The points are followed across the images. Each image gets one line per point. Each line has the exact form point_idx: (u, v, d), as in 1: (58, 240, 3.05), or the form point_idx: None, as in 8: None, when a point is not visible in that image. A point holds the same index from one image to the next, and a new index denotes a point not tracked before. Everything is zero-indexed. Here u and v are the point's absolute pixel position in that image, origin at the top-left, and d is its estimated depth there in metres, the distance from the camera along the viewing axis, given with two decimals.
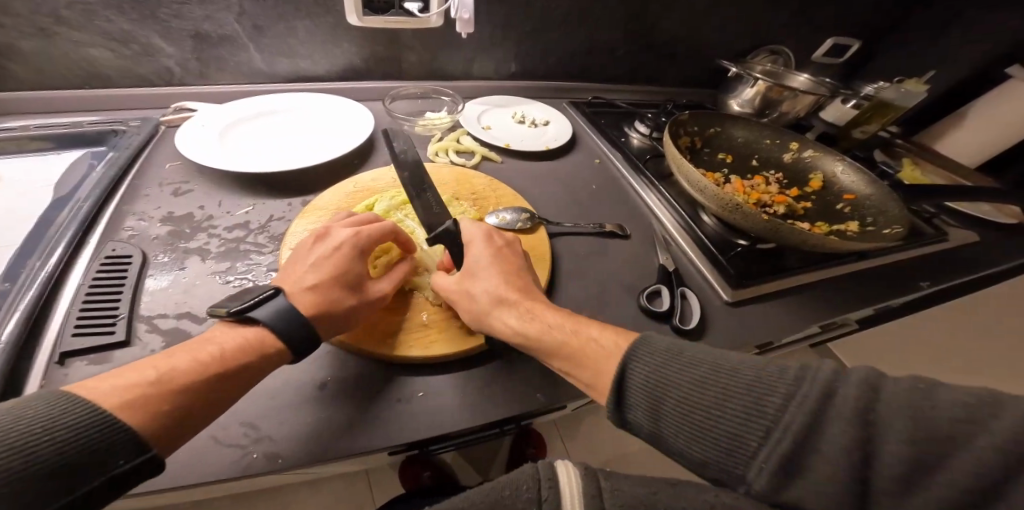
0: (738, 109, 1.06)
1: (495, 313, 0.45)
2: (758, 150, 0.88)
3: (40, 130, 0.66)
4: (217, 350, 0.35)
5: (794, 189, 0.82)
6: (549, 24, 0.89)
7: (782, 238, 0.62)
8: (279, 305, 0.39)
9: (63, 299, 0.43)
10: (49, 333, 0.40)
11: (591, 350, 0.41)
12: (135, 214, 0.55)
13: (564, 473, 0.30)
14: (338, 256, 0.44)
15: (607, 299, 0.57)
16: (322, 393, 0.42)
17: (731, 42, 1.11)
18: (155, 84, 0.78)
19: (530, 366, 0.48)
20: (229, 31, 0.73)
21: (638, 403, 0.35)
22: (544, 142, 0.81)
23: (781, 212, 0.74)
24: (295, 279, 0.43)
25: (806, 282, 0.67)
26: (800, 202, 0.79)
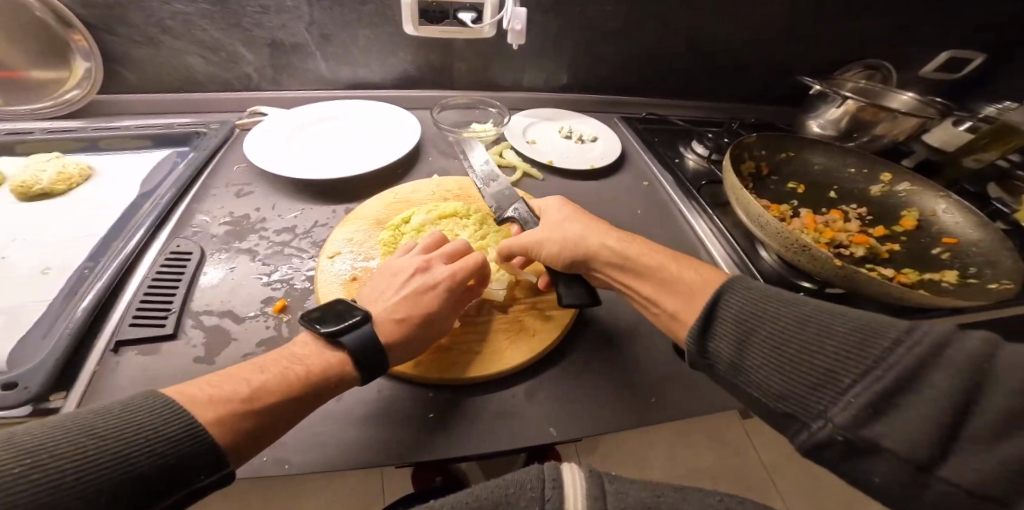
0: (819, 130, 0.94)
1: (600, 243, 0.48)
2: (839, 181, 0.78)
3: (143, 131, 0.76)
4: (302, 371, 0.36)
5: (880, 226, 0.71)
6: (606, 34, 0.86)
7: (856, 287, 0.54)
8: (365, 330, 0.40)
9: (129, 288, 0.48)
10: (112, 319, 0.44)
11: (667, 275, 0.44)
12: (202, 212, 0.60)
13: (568, 475, 0.28)
14: (431, 294, 0.45)
15: (639, 336, 0.54)
16: (338, 403, 0.43)
17: (815, 54, 1.00)
18: (235, 90, 0.86)
19: (545, 398, 0.46)
20: (299, 39, 0.78)
21: (723, 334, 0.35)
22: (590, 159, 0.78)
23: (859, 253, 0.65)
24: (384, 308, 0.44)
25: None
26: (885, 243, 0.69)
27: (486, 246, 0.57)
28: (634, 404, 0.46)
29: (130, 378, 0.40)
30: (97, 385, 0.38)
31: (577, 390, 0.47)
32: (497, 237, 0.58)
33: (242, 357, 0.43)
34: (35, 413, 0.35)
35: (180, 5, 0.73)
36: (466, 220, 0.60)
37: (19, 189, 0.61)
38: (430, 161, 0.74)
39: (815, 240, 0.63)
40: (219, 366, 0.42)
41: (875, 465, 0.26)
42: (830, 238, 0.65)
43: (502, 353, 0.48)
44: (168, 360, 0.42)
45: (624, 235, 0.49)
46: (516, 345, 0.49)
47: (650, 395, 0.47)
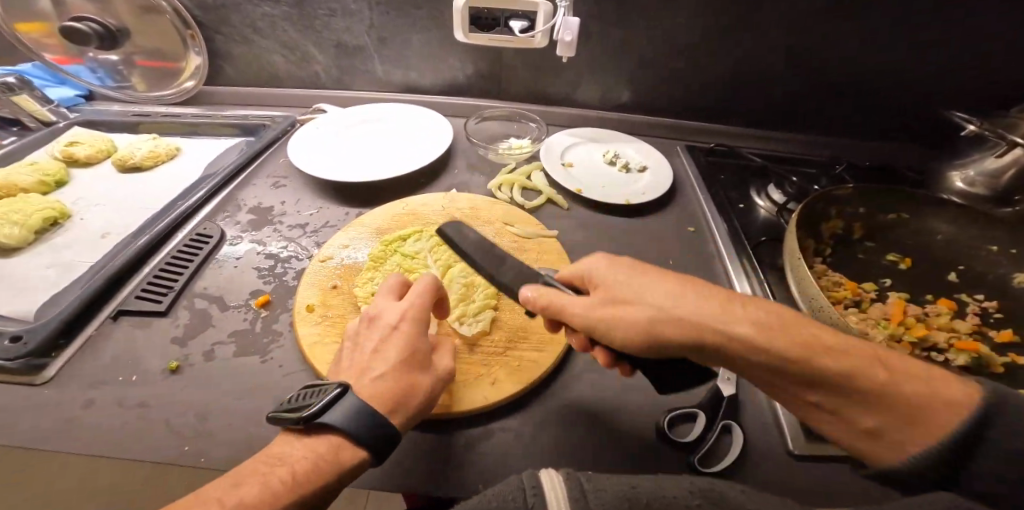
0: (968, 187, 0.69)
1: (712, 326, 0.32)
2: (965, 260, 0.58)
3: (230, 119, 0.87)
4: (286, 475, 0.31)
5: (1012, 331, 0.50)
6: (672, 51, 0.78)
7: None
8: (351, 404, 0.35)
9: (154, 259, 0.57)
10: (126, 287, 0.53)
11: (781, 332, 0.31)
12: (239, 200, 0.66)
13: (548, 484, 0.23)
14: (398, 335, 0.42)
15: (618, 406, 0.46)
16: (276, 409, 0.43)
17: (966, 86, 0.77)
18: (307, 86, 0.93)
19: (488, 452, 0.42)
20: (361, 42, 0.82)
21: (890, 420, 0.29)
22: (625, 194, 0.68)
23: (959, 363, 0.46)
24: (360, 373, 0.39)
25: None
26: (1009, 353, 0.48)
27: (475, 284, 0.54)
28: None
29: (118, 346, 0.47)
30: (86, 348, 0.47)
31: (521, 450, 0.42)
32: None
33: (210, 345, 0.48)
34: (30, 365, 0.44)
35: (267, 8, 0.81)
36: None
37: (119, 160, 0.74)
38: (455, 173, 0.72)
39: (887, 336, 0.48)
40: (188, 349, 0.47)
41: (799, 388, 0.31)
42: (920, 336, 0.48)
43: (452, 398, 0.44)
44: (150, 336, 0.48)
45: (672, 291, 0.35)
46: (472, 391, 0.45)
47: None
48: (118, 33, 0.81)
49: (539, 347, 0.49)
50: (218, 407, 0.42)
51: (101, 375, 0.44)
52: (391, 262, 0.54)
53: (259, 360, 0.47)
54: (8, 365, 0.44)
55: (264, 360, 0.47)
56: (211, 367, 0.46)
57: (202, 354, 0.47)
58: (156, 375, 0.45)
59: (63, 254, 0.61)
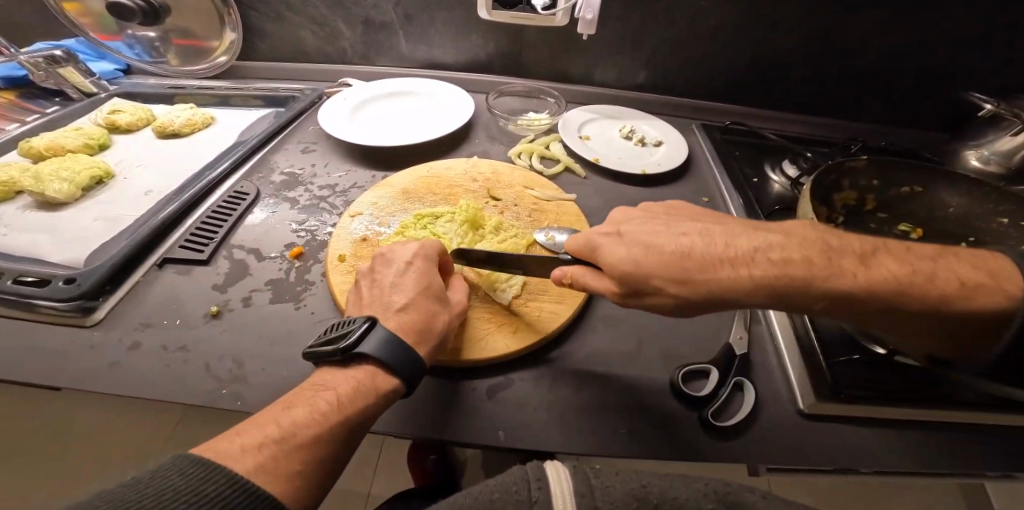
0: (978, 165, 0.70)
1: (728, 296, 0.35)
2: (975, 233, 0.59)
3: (259, 91, 0.90)
4: (331, 397, 0.34)
5: None
6: (692, 30, 0.79)
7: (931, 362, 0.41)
8: (380, 337, 0.37)
9: (195, 213, 0.61)
10: (171, 238, 0.57)
11: (784, 284, 0.34)
12: (271, 163, 0.69)
13: (554, 478, 0.21)
14: (413, 276, 0.45)
15: (632, 362, 0.48)
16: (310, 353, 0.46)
17: (983, 73, 0.78)
18: (333, 62, 0.96)
19: (507, 399, 0.44)
20: (388, 18, 0.86)
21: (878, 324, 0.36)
22: (642, 165, 0.70)
23: None
24: (382, 313, 0.41)
25: (941, 425, 0.45)
26: None
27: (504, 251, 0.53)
28: (600, 431, 0.42)
29: (162, 291, 0.51)
30: (135, 292, 0.50)
31: (537, 399, 0.44)
32: (515, 242, 0.54)
33: (249, 292, 0.51)
34: (82, 305, 0.48)
35: None
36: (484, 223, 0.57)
37: (158, 127, 0.79)
38: (476, 142, 0.74)
39: None
40: (227, 295, 0.51)
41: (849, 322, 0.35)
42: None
43: (478, 344, 0.46)
44: (192, 283, 0.52)
45: (694, 249, 0.37)
46: (494, 336, 0.47)
47: (620, 426, 0.42)
48: (160, 10, 0.83)
49: (559, 299, 0.51)
50: (256, 348, 0.45)
51: (150, 314, 0.48)
52: (411, 224, 0.56)
53: (294, 306, 0.50)
54: (62, 304, 0.47)
55: (298, 307, 0.50)
56: (250, 313, 0.49)
57: (241, 300, 0.50)
58: (198, 318, 0.48)
59: (108, 209, 0.64)
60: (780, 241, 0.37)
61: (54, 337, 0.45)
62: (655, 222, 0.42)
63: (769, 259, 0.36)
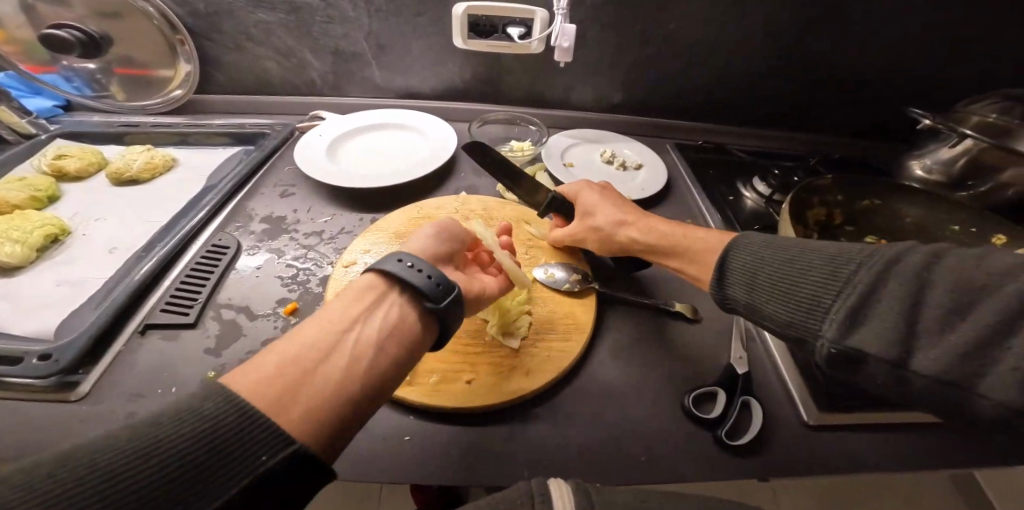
0: (922, 173, 0.76)
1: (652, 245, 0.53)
2: (933, 240, 0.64)
3: (222, 129, 0.85)
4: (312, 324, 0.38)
5: None
6: (661, 53, 0.83)
7: None
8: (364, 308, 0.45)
9: (175, 270, 0.57)
10: (150, 300, 0.53)
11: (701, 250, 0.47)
12: (248, 210, 0.66)
13: (558, 495, 0.26)
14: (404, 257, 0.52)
15: (644, 389, 0.49)
16: None
17: (920, 85, 0.86)
18: (302, 93, 0.93)
19: (528, 443, 0.44)
20: (359, 48, 0.84)
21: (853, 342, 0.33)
22: (628, 190, 0.72)
23: None
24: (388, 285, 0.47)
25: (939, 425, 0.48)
26: None
27: (508, 293, 0.55)
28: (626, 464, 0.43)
29: (147, 358, 0.47)
30: (117, 363, 0.46)
31: (560, 436, 0.45)
32: (517, 283, 0.56)
33: (246, 354, 0.48)
34: (59, 385, 0.43)
35: (262, 15, 0.81)
36: (485, 264, 0.58)
37: (114, 173, 0.73)
38: (462, 176, 0.75)
39: None
40: (223, 357, 0.48)
41: (869, 371, 0.30)
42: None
43: (491, 388, 0.46)
44: (179, 348, 0.48)
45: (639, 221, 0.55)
46: (508, 381, 0.47)
47: (642, 456, 0.44)
48: (101, 41, 0.77)
49: (565, 336, 0.52)
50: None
51: (138, 386, 0.44)
52: None
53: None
54: (37, 387, 0.43)
55: None
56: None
57: (239, 363, 0.47)
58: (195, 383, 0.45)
59: (70, 270, 0.59)
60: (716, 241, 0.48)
61: (29, 423, 0.41)
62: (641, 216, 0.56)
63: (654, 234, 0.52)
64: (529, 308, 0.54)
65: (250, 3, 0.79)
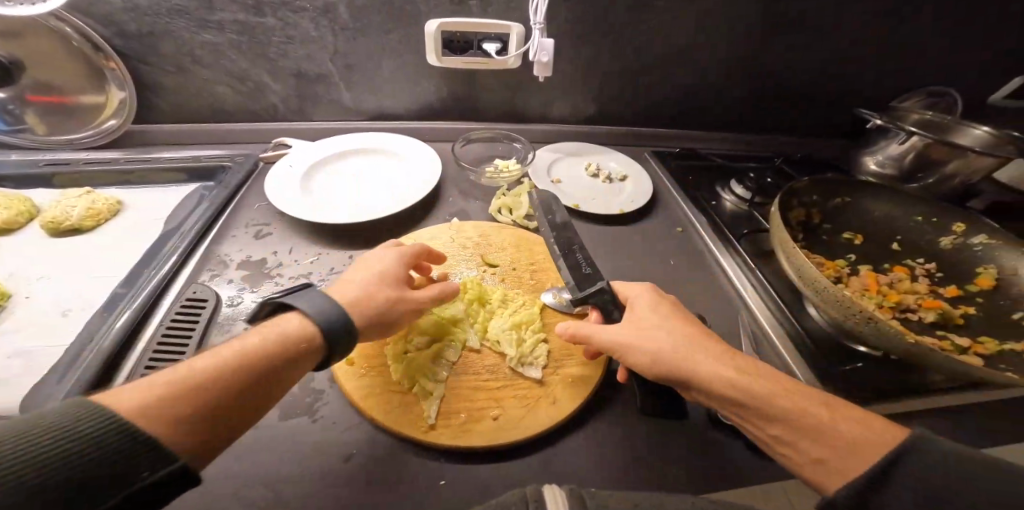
0: (876, 167, 0.83)
1: (691, 363, 0.39)
2: (903, 231, 0.71)
3: (172, 162, 0.76)
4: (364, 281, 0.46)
5: (952, 286, 0.64)
6: (634, 64, 0.84)
7: (926, 363, 0.49)
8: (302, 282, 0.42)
9: (147, 330, 0.51)
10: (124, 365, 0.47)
11: (745, 391, 0.37)
12: (221, 256, 0.61)
13: (552, 497, 0.29)
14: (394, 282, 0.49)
15: None
16: (348, 464, 0.41)
17: (864, 85, 0.94)
18: (262, 120, 0.86)
19: (570, 468, 0.43)
20: (325, 69, 0.80)
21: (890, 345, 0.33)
22: (618, 204, 0.74)
23: (928, 320, 0.58)
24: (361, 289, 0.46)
25: (947, 407, 0.52)
26: (959, 306, 0.62)
27: (522, 323, 0.54)
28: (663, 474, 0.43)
29: None
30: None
31: (599, 459, 0.44)
32: (530, 310, 0.55)
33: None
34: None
35: (209, 35, 0.73)
36: (492, 299, 0.57)
37: (50, 224, 0.63)
38: (450, 202, 0.74)
39: (874, 306, 0.57)
40: None
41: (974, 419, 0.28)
42: (895, 302, 0.59)
43: (523, 421, 0.45)
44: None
45: (677, 340, 0.41)
46: (536, 412, 0.46)
47: (684, 470, 0.44)
48: (10, 67, 0.68)
49: (586, 361, 0.51)
50: (288, 472, 0.40)
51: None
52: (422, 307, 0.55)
53: (310, 420, 0.44)
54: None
55: (315, 419, 0.44)
56: (259, 434, 0.42)
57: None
58: None
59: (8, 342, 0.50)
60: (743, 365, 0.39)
61: None
62: (644, 318, 0.44)
63: (669, 341, 0.41)
64: (544, 335, 0.53)
65: (194, 23, 0.71)
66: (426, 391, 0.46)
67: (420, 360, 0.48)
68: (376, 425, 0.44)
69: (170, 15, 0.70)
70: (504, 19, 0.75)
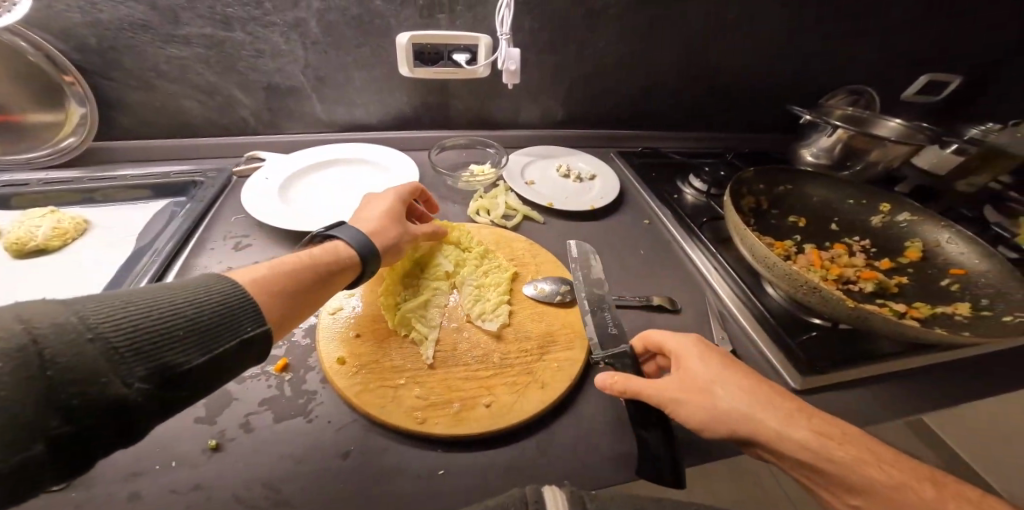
0: (812, 158, 0.92)
1: (767, 427, 0.39)
2: (840, 213, 0.79)
3: (138, 179, 0.75)
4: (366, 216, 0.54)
5: (887, 259, 0.72)
6: (595, 70, 0.90)
7: (867, 327, 0.55)
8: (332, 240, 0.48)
9: None
10: None
11: (824, 460, 0.37)
12: (199, 268, 0.60)
13: (551, 498, 0.30)
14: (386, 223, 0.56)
15: None
16: (346, 462, 0.42)
17: (800, 86, 1.04)
18: (233, 134, 0.85)
19: (562, 448, 0.46)
20: (297, 82, 0.81)
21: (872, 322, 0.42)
22: (589, 200, 0.78)
23: (868, 290, 0.65)
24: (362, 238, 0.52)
25: (892, 370, 0.59)
26: (894, 277, 0.69)
27: (487, 284, 0.61)
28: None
29: None
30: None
31: (587, 436, 0.47)
32: (499, 275, 0.62)
33: (243, 417, 0.44)
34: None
35: (175, 50, 0.73)
36: (469, 253, 0.65)
37: (15, 245, 0.61)
38: None
39: (821, 281, 0.64)
40: (220, 422, 0.44)
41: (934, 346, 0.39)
42: (837, 275, 0.66)
43: (514, 406, 0.47)
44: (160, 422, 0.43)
45: (751, 403, 0.40)
46: (526, 397, 0.48)
47: None
48: None
49: (569, 345, 0.54)
50: (287, 469, 0.41)
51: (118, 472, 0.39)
52: (405, 269, 0.61)
53: (305, 421, 0.45)
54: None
55: (310, 419, 0.45)
56: (255, 439, 0.43)
57: (239, 427, 0.43)
58: (195, 453, 0.41)
59: None
60: (829, 431, 0.39)
61: None
62: (717, 370, 0.43)
63: (742, 402, 0.40)
64: (507, 297, 0.59)
65: (159, 37, 0.71)
66: (421, 334, 0.54)
67: (412, 310, 0.56)
68: (371, 421, 0.46)
69: (133, 30, 0.69)
70: (472, 31, 0.79)
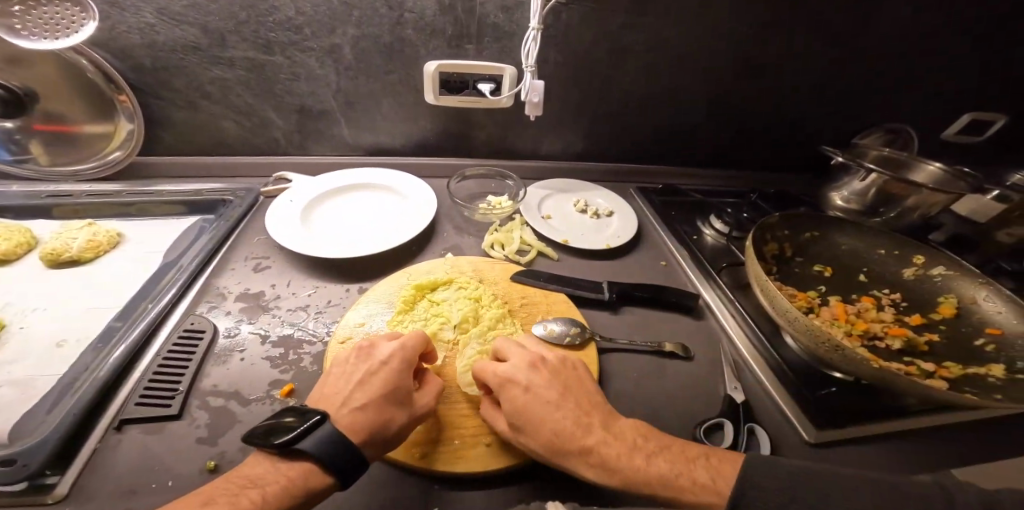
0: (843, 203, 0.89)
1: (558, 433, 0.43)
2: (868, 263, 0.77)
3: (172, 195, 0.78)
4: (357, 376, 0.45)
5: (917, 314, 0.69)
6: (620, 107, 0.91)
7: (896, 388, 0.52)
8: (324, 433, 0.39)
9: (143, 361, 0.52)
10: (119, 395, 0.48)
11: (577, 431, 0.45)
12: (220, 288, 0.62)
13: None
14: (385, 374, 0.45)
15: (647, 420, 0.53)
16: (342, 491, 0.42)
17: (829, 126, 1.02)
18: (264, 154, 0.89)
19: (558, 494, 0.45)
20: (327, 106, 0.84)
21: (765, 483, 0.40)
22: (605, 239, 0.78)
23: (896, 347, 0.62)
24: (345, 399, 0.43)
25: (917, 429, 0.55)
26: (924, 333, 0.66)
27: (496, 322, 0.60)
28: None
29: (128, 460, 0.43)
30: (96, 461, 0.42)
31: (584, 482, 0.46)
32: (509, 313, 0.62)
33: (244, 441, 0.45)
34: (31, 489, 0.39)
35: (220, 71, 0.76)
36: (482, 291, 0.64)
37: (50, 255, 0.64)
38: (444, 236, 0.77)
39: (844, 334, 0.61)
40: (221, 445, 0.45)
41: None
42: (863, 330, 0.63)
43: (512, 449, 0.46)
44: (167, 443, 0.44)
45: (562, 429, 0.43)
46: None
47: None
48: (25, 98, 0.70)
49: None
50: None
51: (121, 488, 0.40)
52: (418, 305, 0.62)
53: None
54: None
55: None
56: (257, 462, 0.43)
57: (239, 451, 0.44)
58: (192, 478, 0.42)
59: (7, 371, 0.50)
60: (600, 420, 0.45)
61: None
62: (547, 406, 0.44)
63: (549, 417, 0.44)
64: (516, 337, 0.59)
65: (206, 59, 0.74)
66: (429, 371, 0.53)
67: None
68: None
69: (183, 51, 0.73)
70: (499, 62, 0.80)
